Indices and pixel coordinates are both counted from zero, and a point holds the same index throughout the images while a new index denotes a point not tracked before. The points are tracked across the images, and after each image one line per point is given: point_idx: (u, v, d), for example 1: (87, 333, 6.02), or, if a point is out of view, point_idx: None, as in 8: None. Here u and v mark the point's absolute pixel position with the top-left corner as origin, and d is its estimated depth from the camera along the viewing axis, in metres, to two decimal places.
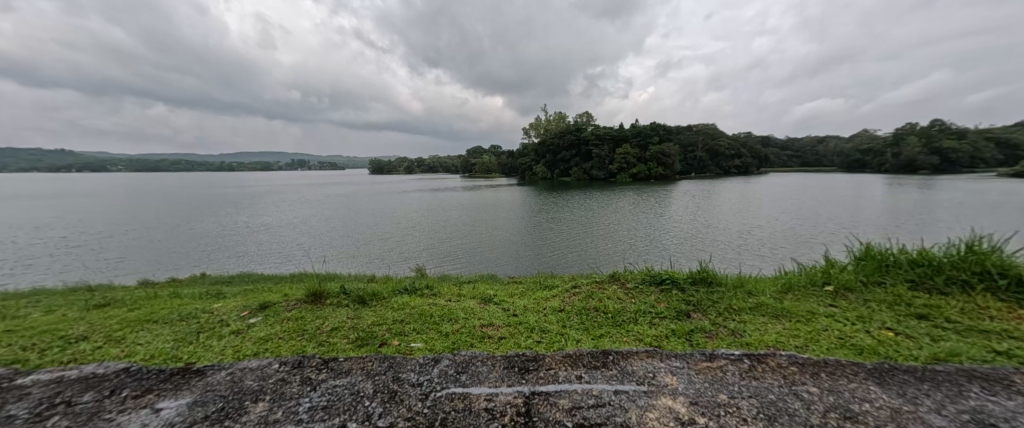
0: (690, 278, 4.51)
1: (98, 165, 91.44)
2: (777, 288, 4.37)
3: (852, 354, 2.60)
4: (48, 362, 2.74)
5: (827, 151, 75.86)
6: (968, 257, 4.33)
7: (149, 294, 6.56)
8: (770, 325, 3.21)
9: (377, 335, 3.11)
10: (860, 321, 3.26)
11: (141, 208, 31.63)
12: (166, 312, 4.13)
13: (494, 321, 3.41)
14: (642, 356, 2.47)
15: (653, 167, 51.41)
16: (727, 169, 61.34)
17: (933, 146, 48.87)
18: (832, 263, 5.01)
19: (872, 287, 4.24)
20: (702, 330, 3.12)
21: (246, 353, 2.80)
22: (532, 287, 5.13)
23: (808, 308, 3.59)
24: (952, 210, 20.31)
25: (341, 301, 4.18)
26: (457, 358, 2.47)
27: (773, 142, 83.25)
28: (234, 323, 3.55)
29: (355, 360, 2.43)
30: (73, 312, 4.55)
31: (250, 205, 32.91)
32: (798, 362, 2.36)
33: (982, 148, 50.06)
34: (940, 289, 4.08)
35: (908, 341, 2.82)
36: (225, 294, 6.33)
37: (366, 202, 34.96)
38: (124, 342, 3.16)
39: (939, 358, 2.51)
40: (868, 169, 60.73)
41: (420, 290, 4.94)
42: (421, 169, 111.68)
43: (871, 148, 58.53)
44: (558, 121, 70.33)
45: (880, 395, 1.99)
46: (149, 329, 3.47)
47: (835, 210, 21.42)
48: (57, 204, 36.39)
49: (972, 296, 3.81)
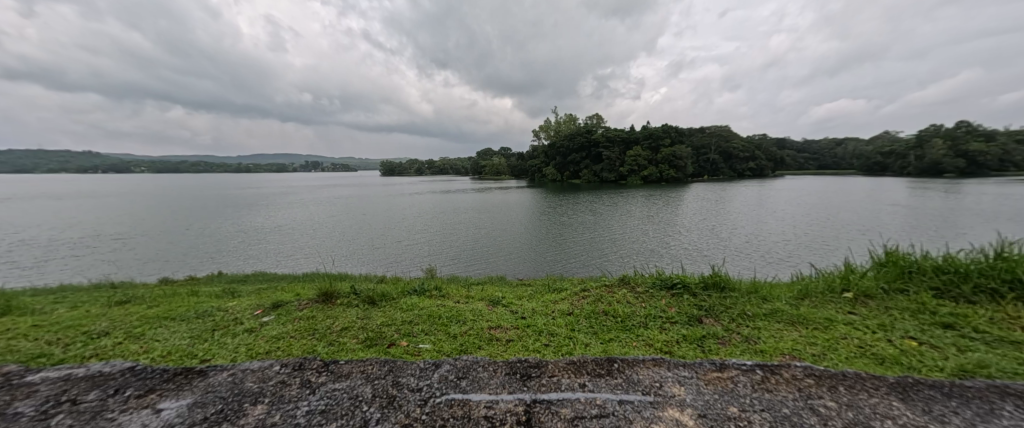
0: (701, 283, 4.35)
1: (120, 166, 95.54)
2: (794, 294, 4.22)
3: (872, 365, 2.47)
4: (72, 356, 2.83)
5: (845, 154, 73.73)
6: (998, 265, 4.09)
7: (168, 292, 6.71)
8: (785, 332, 3.09)
9: (387, 335, 3.10)
10: (881, 329, 3.11)
11: (158, 209, 32.27)
12: (183, 309, 4.22)
13: (502, 324, 3.37)
14: (648, 364, 2.39)
15: (665, 169, 50.77)
16: (741, 171, 60.23)
17: (959, 148, 47.03)
18: (851, 269, 4.82)
19: (894, 295, 4.04)
20: (714, 336, 3.02)
21: (259, 351, 2.82)
22: (541, 290, 5.07)
23: (826, 315, 3.44)
24: (981, 215, 19.42)
25: (352, 301, 4.19)
26: (458, 363, 2.42)
27: (789, 144, 81.47)
28: (248, 321, 3.59)
29: (356, 364, 2.41)
30: (97, 309, 4.67)
31: (265, 206, 33.74)
32: (813, 374, 2.24)
33: (1012, 151, 47.98)
34: (967, 297, 3.87)
35: (932, 351, 2.67)
36: (239, 293, 6.42)
37: (377, 203, 35.46)
38: (143, 338, 3.22)
39: (965, 370, 2.36)
40: (890, 172, 58.85)
41: (429, 290, 4.95)
42: (432, 170, 112.70)
43: (892, 150, 56.71)
44: (568, 123, 70.11)
45: (903, 412, 1.87)
46: (167, 326, 3.52)
47: (855, 215, 20.78)
48: (76, 204, 37.12)
49: (1002, 305, 3.60)
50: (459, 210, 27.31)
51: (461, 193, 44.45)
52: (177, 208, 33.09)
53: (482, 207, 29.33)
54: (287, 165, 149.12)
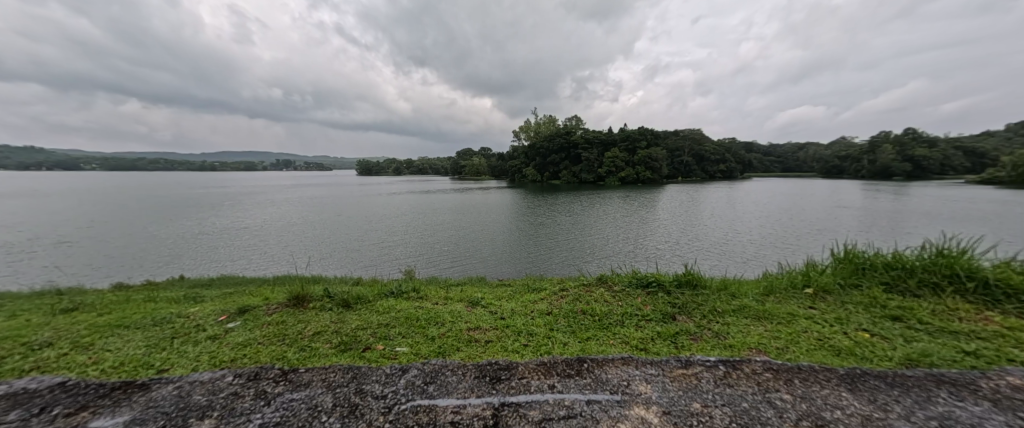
0: (675, 281, 4.48)
1: (67, 162, 88.42)
2: (760, 291, 4.41)
3: (830, 356, 2.61)
4: (7, 370, 2.57)
5: (807, 157, 78.19)
6: (939, 260, 4.44)
7: (120, 298, 6.22)
8: (752, 327, 3.22)
9: (362, 339, 2.99)
10: (838, 323, 3.29)
11: (109, 210, 29.88)
12: (139, 316, 3.91)
13: (481, 325, 3.33)
14: (617, 363, 2.42)
15: (641, 170, 52.09)
16: (712, 173, 62.75)
17: (906, 153, 50.90)
18: (811, 266, 5.07)
19: (850, 290, 4.30)
20: (687, 333, 3.10)
21: (223, 359, 2.66)
22: (521, 290, 5.09)
23: (789, 310, 3.60)
24: (924, 216, 21.14)
25: (325, 305, 4.02)
26: (427, 366, 2.37)
27: (756, 148, 85.71)
28: (212, 328, 3.38)
29: (317, 372, 2.31)
30: (39, 318, 4.28)
31: (231, 207, 31.96)
32: (771, 368, 2.34)
33: (951, 156, 52.53)
34: (913, 291, 4.18)
35: (883, 342, 2.85)
36: (203, 298, 6.11)
37: (352, 204, 34.46)
38: (91, 348, 2.97)
39: (912, 359, 2.53)
40: (845, 175, 63.01)
41: (407, 292, 4.84)
42: (410, 170, 110.54)
43: (848, 155, 60.66)
44: (548, 125, 70.72)
45: (851, 402, 1.97)
46: (119, 335, 3.25)
47: (815, 215, 22.13)
48: (11, 205, 33.73)
49: (943, 298, 3.91)
50: (438, 211, 26.94)
51: (440, 193, 43.98)
52: (131, 208, 30.88)
53: (461, 207, 29.08)
54: (256, 165, 142.54)
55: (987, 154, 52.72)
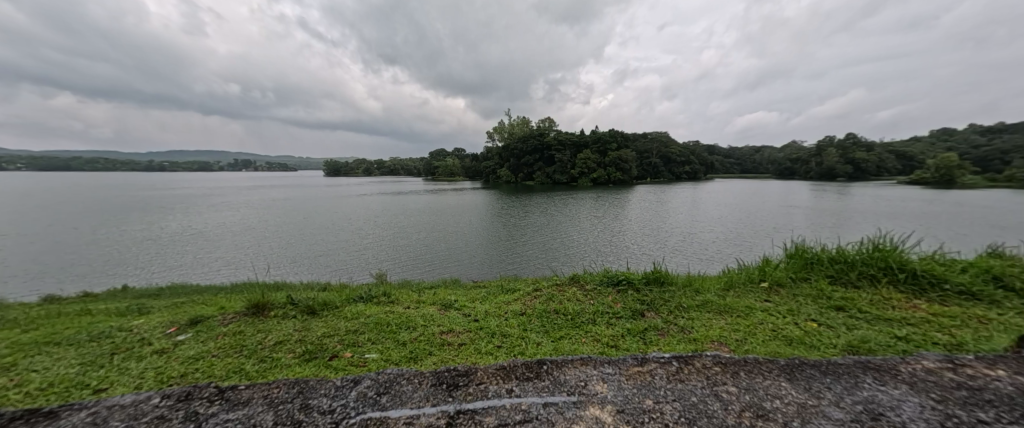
0: (644, 278, 4.61)
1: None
2: (721, 286, 4.62)
3: (783, 345, 2.78)
4: None
5: (763, 160, 83.70)
6: (875, 254, 4.85)
7: (50, 312, 5.61)
8: (713, 320, 3.36)
9: (328, 347, 2.84)
10: (790, 314, 3.50)
11: (39, 214, 26.96)
12: (72, 331, 3.53)
13: (453, 327, 3.26)
14: (576, 364, 2.43)
15: (612, 172, 53.62)
16: (678, 174, 65.71)
17: (847, 156, 55.69)
18: (767, 261, 5.39)
19: (800, 283, 4.61)
20: (654, 329, 3.19)
21: (170, 375, 2.44)
22: (495, 291, 5.05)
23: (747, 303, 3.80)
24: (862, 213, 23.22)
25: (288, 312, 3.79)
26: (381, 376, 2.28)
27: (717, 151, 90.67)
28: (159, 341, 3.10)
29: (260, 387, 2.16)
30: None
31: (183, 210, 29.74)
32: (720, 362, 2.45)
33: (884, 159, 58.02)
34: (854, 283, 4.55)
35: (829, 331, 3.07)
36: (149, 309, 5.62)
37: (320, 205, 33.12)
38: (13, 369, 2.63)
39: (854, 346, 2.74)
40: (796, 176, 68.04)
41: (377, 297, 4.66)
42: (381, 170, 107.54)
43: (798, 157, 65.53)
44: (522, 126, 71.26)
45: (789, 391, 2.09)
46: (47, 353, 2.91)
47: (769, 213, 23.73)
48: None
49: (879, 288, 4.28)
50: (411, 213, 26.44)
51: (413, 193, 43.08)
52: (65, 212, 27.97)
53: (434, 208, 28.68)
54: (213, 165, 133.39)
55: (914, 157, 58.69)
